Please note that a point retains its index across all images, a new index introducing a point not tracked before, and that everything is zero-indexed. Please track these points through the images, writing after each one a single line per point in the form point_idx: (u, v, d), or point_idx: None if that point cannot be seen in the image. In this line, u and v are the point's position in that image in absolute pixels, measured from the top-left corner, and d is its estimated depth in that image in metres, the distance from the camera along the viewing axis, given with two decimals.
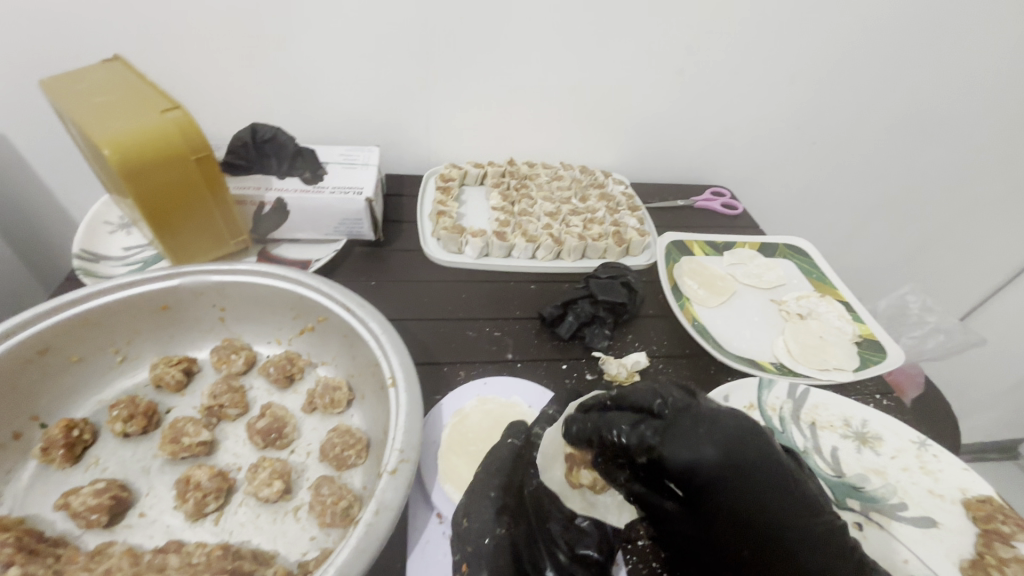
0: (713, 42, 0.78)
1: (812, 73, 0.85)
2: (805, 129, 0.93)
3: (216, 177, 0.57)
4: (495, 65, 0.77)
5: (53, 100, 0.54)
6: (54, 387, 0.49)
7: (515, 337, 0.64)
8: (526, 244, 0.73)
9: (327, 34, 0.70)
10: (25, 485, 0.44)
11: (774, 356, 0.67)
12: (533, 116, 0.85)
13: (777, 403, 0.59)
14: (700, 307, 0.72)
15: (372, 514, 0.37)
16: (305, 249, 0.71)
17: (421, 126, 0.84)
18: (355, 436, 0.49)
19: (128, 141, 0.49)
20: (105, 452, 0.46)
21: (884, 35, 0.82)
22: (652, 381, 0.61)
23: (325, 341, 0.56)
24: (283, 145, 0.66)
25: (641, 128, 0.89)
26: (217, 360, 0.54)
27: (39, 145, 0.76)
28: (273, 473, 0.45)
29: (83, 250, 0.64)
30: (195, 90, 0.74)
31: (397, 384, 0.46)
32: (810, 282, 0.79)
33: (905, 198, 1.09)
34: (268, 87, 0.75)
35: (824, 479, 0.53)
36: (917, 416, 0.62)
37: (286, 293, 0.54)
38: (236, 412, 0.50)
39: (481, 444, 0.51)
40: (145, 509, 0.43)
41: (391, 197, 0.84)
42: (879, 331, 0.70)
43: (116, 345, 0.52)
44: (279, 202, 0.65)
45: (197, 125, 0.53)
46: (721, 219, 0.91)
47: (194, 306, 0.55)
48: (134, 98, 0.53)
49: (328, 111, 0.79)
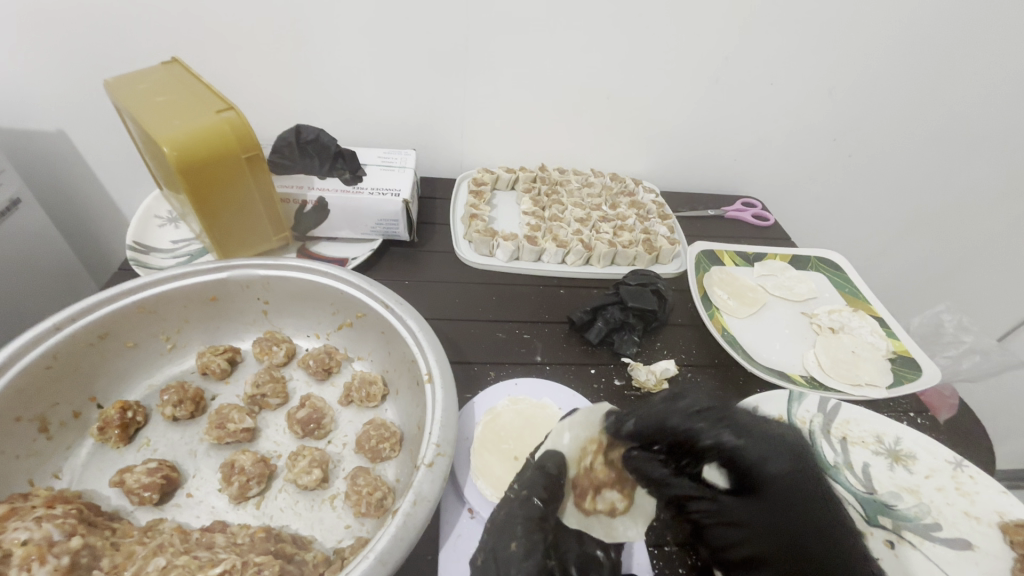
0: (749, 53, 0.78)
1: (848, 86, 0.84)
2: (841, 141, 0.92)
3: (263, 174, 0.59)
4: (531, 72, 0.79)
5: (117, 100, 0.57)
6: (110, 371, 0.51)
7: (544, 340, 0.65)
8: (556, 248, 0.74)
9: (372, 40, 0.73)
10: (83, 460, 0.47)
11: (804, 369, 0.67)
12: (566, 123, 0.86)
13: (807, 417, 0.58)
14: (730, 317, 0.72)
15: (411, 504, 0.38)
16: (343, 247, 0.73)
17: (456, 130, 0.86)
18: (390, 429, 0.50)
19: (187, 140, 0.52)
20: (155, 434, 0.49)
21: (925, 49, 0.80)
22: (680, 389, 0.61)
23: (362, 337, 0.58)
24: (325, 146, 0.68)
25: (673, 137, 0.89)
26: (259, 351, 0.56)
27: (99, 142, 0.81)
28: (313, 462, 0.47)
29: (136, 242, 0.67)
30: (244, 91, 0.77)
31: (434, 381, 0.47)
32: (842, 296, 0.78)
33: (942, 213, 1.07)
34: (312, 91, 0.78)
35: (854, 496, 0.52)
36: (951, 437, 0.61)
37: (328, 290, 0.57)
38: (277, 402, 0.53)
39: (512, 442, 0.52)
40: (192, 489, 0.46)
41: (425, 199, 0.86)
42: (914, 348, 0.69)
43: (166, 333, 0.55)
44: (320, 201, 0.68)
45: (249, 125, 0.55)
46: (752, 230, 0.90)
47: (239, 299, 0.57)
48: (191, 100, 0.56)
49: (368, 114, 0.82)
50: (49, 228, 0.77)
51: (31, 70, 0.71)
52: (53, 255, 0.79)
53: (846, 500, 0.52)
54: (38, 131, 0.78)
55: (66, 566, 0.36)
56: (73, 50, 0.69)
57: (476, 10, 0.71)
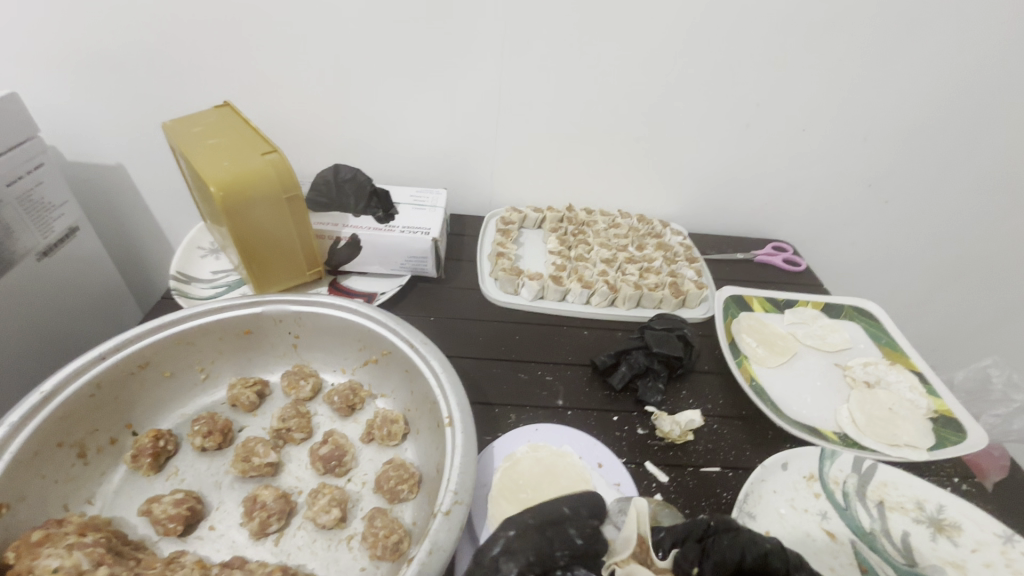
0: (777, 100, 0.79)
1: (881, 131, 0.83)
2: (875, 187, 0.91)
3: (301, 214, 0.62)
4: (561, 116, 0.81)
5: (172, 141, 0.61)
6: (147, 399, 0.54)
7: (565, 383, 0.64)
8: (581, 289, 0.74)
9: (412, 86, 0.77)
10: (114, 487, 0.49)
11: (838, 426, 0.64)
12: (594, 164, 0.88)
13: (840, 477, 0.56)
14: (759, 366, 0.70)
15: (426, 553, 0.38)
16: (372, 281, 0.75)
17: (486, 170, 0.88)
18: (409, 471, 0.50)
19: (231, 180, 0.54)
20: (184, 464, 0.51)
21: (963, 97, 0.80)
22: (705, 440, 0.59)
23: (387, 374, 0.59)
24: (361, 183, 0.71)
25: (700, 181, 0.90)
26: (288, 385, 0.58)
27: (152, 176, 0.86)
28: (332, 501, 0.47)
29: (180, 271, 0.70)
30: (290, 130, 0.82)
31: (454, 425, 0.48)
32: (879, 348, 0.75)
33: (987, 262, 1.03)
34: (352, 132, 0.82)
35: (892, 566, 0.49)
36: (1002, 505, 0.57)
37: (356, 327, 0.58)
38: (301, 436, 0.54)
39: (530, 491, 0.52)
40: (215, 522, 0.47)
41: (454, 236, 0.88)
42: (956, 407, 0.65)
43: (201, 365, 0.57)
44: (353, 237, 0.70)
45: (291, 168, 0.58)
46: (782, 274, 0.89)
47: (271, 332, 0.59)
48: (239, 142, 0.59)
49: (403, 154, 0.85)
50: (102, 255, 0.81)
51: (100, 109, 0.77)
52: (105, 280, 0.83)
53: (884, 571, 0.49)
54: (102, 164, 0.84)
55: None
56: (140, 90, 0.75)
57: (511, 58, 0.74)
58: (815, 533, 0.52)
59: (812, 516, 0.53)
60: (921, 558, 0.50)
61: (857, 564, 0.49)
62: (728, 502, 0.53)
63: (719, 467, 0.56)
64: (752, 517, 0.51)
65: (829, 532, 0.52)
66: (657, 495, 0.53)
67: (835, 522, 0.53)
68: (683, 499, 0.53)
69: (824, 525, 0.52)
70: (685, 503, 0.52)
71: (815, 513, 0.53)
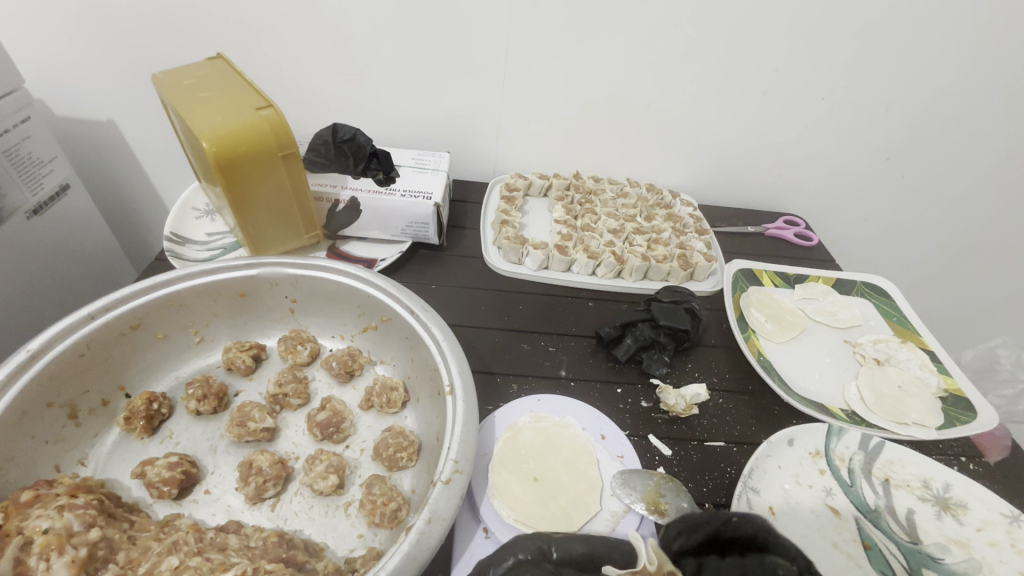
0: (799, 66, 0.75)
1: (905, 101, 0.79)
2: (893, 160, 0.87)
3: (297, 173, 0.59)
4: (569, 78, 0.77)
5: (163, 94, 0.58)
6: (140, 361, 0.53)
7: (569, 354, 0.63)
8: (587, 259, 0.72)
9: (413, 41, 0.73)
10: (108, 450, 0.48)
11: (846, 403, 0.63)
12: (603, 130, 0.84)
13: (846, 454, 0.55)
14: (766, 341, 0.69)
15: (425, 522, 0.37)
16: (372, 247, 0.73)
17: (491, 134, 0.85)
18: (409, 438, 0.49)
19: (225, 136, 0.52)
20: (178, 427, 0.50)
21: (997, 65, 0.75)
22: (710, 415, 0.58)
23: (386, 340, 0.57)
24: (361, 145, 0.67)
25: (711, 151, 0.87)
26: (285, 350, 0.57)
27: (144, 134, 0.83)
28: (330, 467, 0.46)
29: (173, 232, 0.68)
30: (285, 88, 0.78)
31: (455, 393, 0.46)
32: (890, 325, 0.73)
33: (1003, 241, 1.00)
34: (350, 91, 0.78)
35: (895, 544, 0.49)
36: (1009, 485, 0.56)
37: (356, 292, 0.56)
38: (298, 402, 0.53)
39: (531, 462, 0.51)
40: (210, 486, 0.46)
41: (457, 203, 0.86)
42: (967, 385, 0.64)
43: (196, 327, 0.56)
44: (352, 200, 0.67)
45: (287, 124, 0.55)
46: (793, 249, 0.86)
47: (268, 296, 0.57)
48: (232, 96, 0.56)
49: (404, 115, 0.82)
50: (94, 215, 0.79)
51: (85, 62, 0.73)
52: (99, 240, 0.81)
53: (887, 549, 0.48)
54: (90, 120, 0.81)
55: (83, 558, 0.36)
56: (125, 41, 0.71)
57: (516, 12, 0.70)
58: (818, 510, 0.51)
59: (816, 492, 0.52)
60: (927, 537, 0.49)
61: (860, 541, 0.49)
62: (732, 476, 0.52)
63: (723, 441, 0.55)
64: (756, 491, 0.50)
65: (833, 509, 0.51)
66: (660, 468, 0.52)
67: (839, 498, 0.52)
68: (686, 472, 0.52)
69: (829, 502, 0.52)
70: (687, 476, 0.51)
71: (820, 490, 0.52)
